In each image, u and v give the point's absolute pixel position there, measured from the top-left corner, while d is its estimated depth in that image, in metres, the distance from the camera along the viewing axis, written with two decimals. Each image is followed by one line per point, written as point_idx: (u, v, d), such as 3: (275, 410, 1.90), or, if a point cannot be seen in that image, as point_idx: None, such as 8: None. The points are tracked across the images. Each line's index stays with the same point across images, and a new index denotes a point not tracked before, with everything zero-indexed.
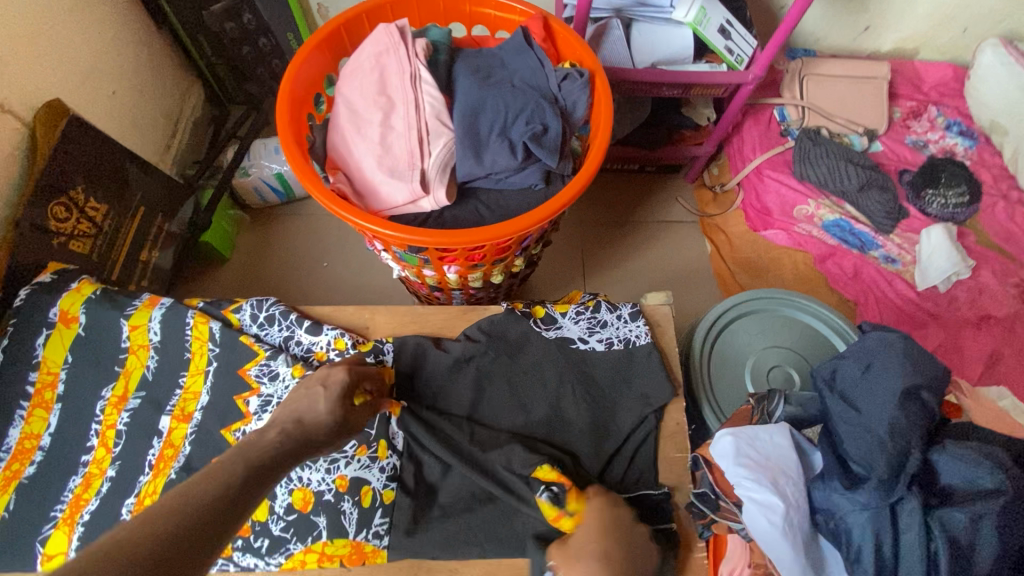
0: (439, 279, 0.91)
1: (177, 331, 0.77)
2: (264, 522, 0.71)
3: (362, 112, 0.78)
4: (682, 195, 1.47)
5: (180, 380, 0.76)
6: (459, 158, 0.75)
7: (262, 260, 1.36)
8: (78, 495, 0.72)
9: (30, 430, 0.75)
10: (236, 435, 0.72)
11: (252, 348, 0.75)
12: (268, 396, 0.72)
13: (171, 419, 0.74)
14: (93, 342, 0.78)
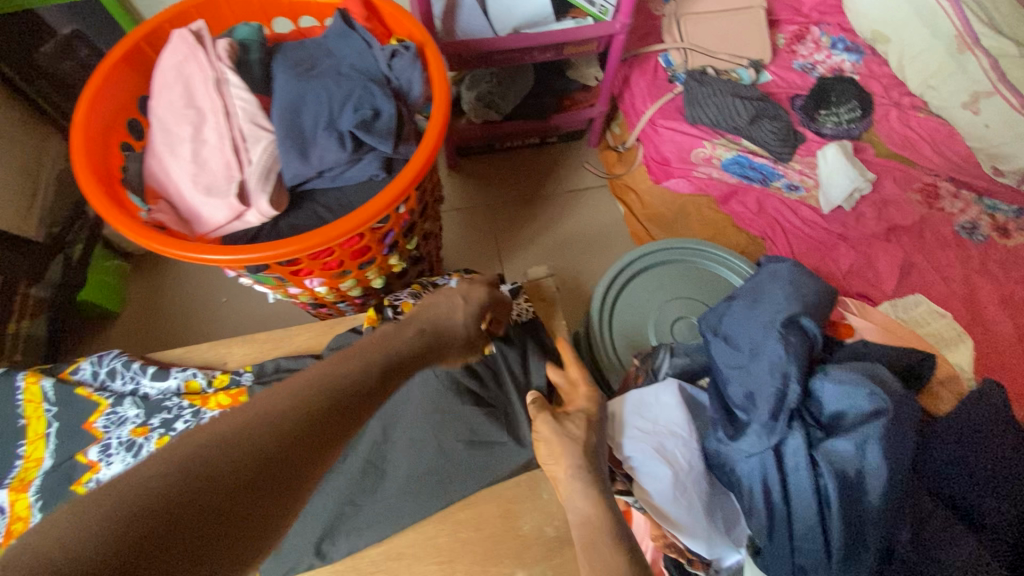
0: (313, 296, 0.84)
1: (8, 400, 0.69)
2: None
3: (172, 130, 0.71)
4: (588, 160, 1.43)
5: (20, 450, 0.68)
6: (283, 161, 0.68)
7: (156, 308, 1.27)
8: None
9: None
10: (88, 486, 0.64)
11: (92, 399, 0.68)
12: (118, 444, 0.66)
13: (9, 492, 0.65)
14: None
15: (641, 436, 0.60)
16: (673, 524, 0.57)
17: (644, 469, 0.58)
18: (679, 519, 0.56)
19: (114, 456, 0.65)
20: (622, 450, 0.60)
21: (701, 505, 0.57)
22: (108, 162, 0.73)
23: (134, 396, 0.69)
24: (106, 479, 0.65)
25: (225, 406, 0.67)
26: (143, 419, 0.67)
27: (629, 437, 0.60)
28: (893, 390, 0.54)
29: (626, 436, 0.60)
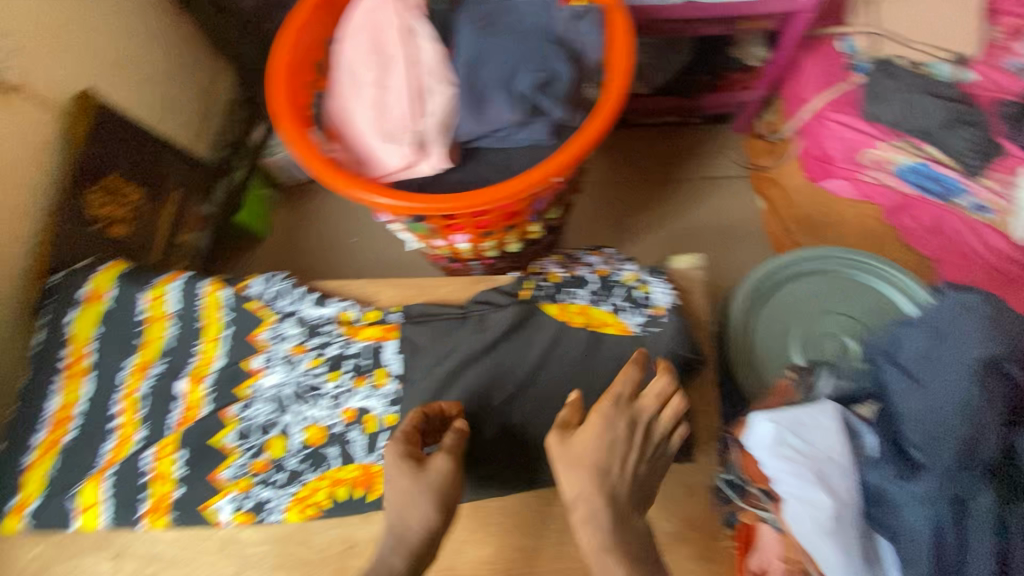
0: (451, 249, 0.86)
1: (189, 301, 0.76)
2: (281, 457, 0.68)
3: (359, 75, 0.74)
4: (730, 147, 1.36)
5: (193, 349, 0.75)
6: (459, 116, 0.69)
7: (295, 237, 1.38)
8: (112, 456, 0.70)
9: (65, 399, 0.73)
10: (251, 390, 0.71)
11: (261, 313, 0.75)
12: (280, 357, 0.72)
13: (185, 383, 0.73)
14: (117, 316, 0.77)
15: (796, 459, 0.55)
16: (823, 559, 0.53)
17: (796, 493, 0.54)
18: (828, 555, 0.52)
19: (275, 366, 0.72)
20: (768, 469, 0.56)
21: (854, 541, 0.53)
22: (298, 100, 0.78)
23: (294, 316, 0.75)
24: (266, 386, 0.71)
25: (375, 338, 0.72)
26: (302, 339, 0.73)
27: (779, 456, 0.55)
28: None
29: (775, 454, 0.56)
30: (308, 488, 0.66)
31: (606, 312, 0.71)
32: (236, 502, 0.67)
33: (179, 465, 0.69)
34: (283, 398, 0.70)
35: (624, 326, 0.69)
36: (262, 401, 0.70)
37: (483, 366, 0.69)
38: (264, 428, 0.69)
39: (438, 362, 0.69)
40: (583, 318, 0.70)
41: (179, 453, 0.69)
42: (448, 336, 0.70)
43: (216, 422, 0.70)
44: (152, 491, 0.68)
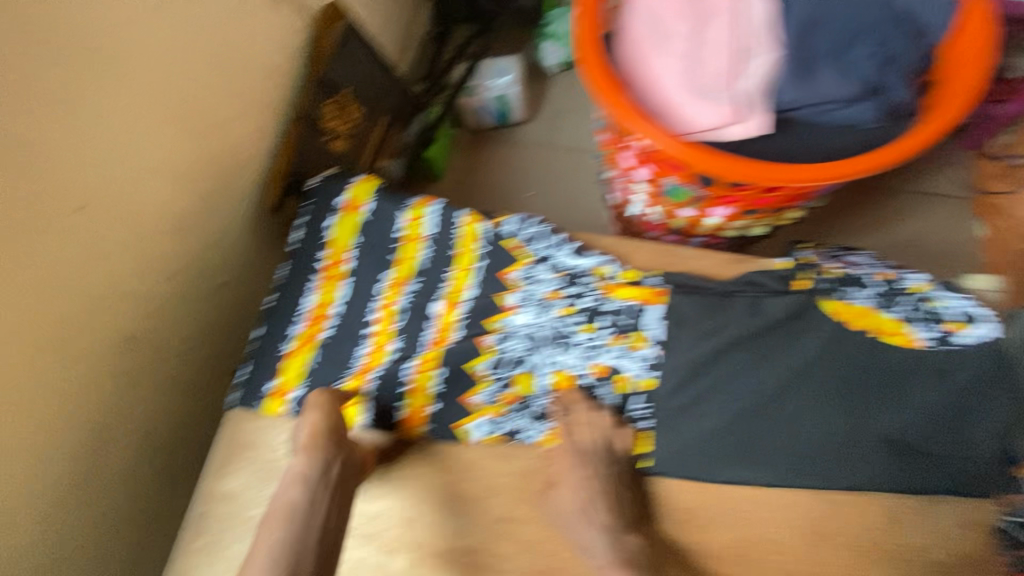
0: (693, 223, 0.83)
1: (445, 229, 0.78)
2: (530, 396, 0.70)
3: (669, 22, 0.70)
4: (954, 164, 1.24)
5: (444, 274, 0.77)
6: (783, 82, 0.65)
7: (472, 181, 1.39)
8: (370, 360, 0.74)
9: (324, 297, 0.77)
10: (502, 326, 0.73)
11: (516, 253, 0.76)
12: (534, 298, 0.73)
13: (439, 306, 0.75)
14: (375, 229, 0.80)
15: None
16: None
17: None
18: None
19: (530, 306, 0.73)
20: None
21: None
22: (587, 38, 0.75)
23: (550, 261, 0.75)
24: (516, 324, 0.73)
25: (638, 300, 0.71)
26: (559, 286, 0.73)
27: None
28: None
29: None
30: (561, 432, 0.68)
31: (890, 320, 0.65)
32: (492, 425, 0.69)
33: (436, 381, 0.71)
34: (538, 339, 0.72)
35: (909, 338, 0.64)
36: (517, 338, 0.72)
37: (755, 351, 0.66)
38: (516, 364, 0.71)
39: (706, 338, 0.67)
40: (866, 324, 0.65)
41: (438, 369, 0.72)
42: (718, 314, 0.68)
43: (471, 349, 0.72)
44: (408, 399, 0.71)
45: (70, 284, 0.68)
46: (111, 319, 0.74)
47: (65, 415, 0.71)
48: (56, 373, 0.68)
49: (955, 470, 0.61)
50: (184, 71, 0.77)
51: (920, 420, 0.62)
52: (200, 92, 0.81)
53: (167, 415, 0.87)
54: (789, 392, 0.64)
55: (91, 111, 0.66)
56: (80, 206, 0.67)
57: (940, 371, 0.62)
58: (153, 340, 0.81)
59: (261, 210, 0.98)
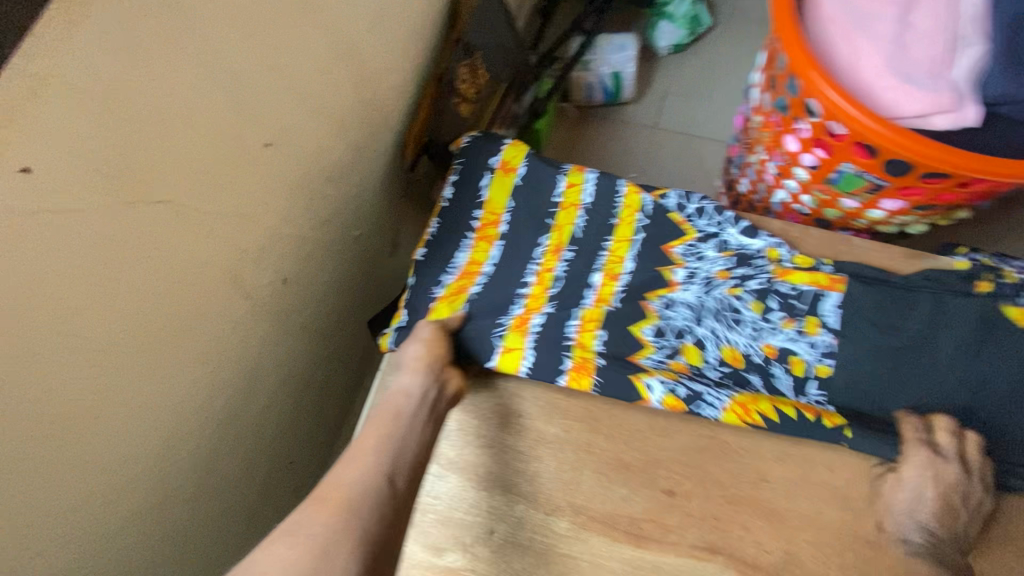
0: (853, 214, 0.80)
1: (607, 198, 0.81)
2: (699, 368, 0.71)
3: (870, 4, 0.68)
4: None
5: (605, 243, 0.79)
6: (997, 76, 0.63)
7: (574, 159, 1.38)
8: (523, 316, 0.74)
9: (476, 256, 0.80)
10: (664, 299, 0.75)
11: (682, 227, 0.79)
12: (700, 272, 0.76)
13: (601, 275, 0.77)
14: (529, 193, 0.82)
15: None
16: None
17: None
18: None
19: (695, 281, 0.75)
20: None
21: None
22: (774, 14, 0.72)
23: (717, 239, 0.77)
24: (679, 298, 0.75)
25: (817, 284, 0.72)
26: (726, 266, 0.76)
27: None
28: None
29: None
30: (742, 401, 0.68)
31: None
32: (669, 385, 0.68)
33: (599, 342, 0.72)
34: (705, 311, 0.73)
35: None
36: (682, 307, 0.74)
37: (927, 349, 0.68)
38: (684, 335, 0.72)
39: (884, 324, 0.69)
40: None
41: (600, 330, 0.72)
42: (898, 309, 0.70)
43: (640, 315, 0.74)
44: (576, 354, 0.70)
45: (254, 219, 0.69)
46: (277, 259, 0.75)
47: (232, 347, 0.72)
48: (227, 307, 0.69)
49: None
50: (360, 17, 0.76)
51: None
52: (369, 39, 0.80)
53: (306, 359, 0.88)
54: (965, 381, 0.67)
55: (289, 46, 0.65)
56: (269, 142, 0.67)
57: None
58: (300, 286, 0.82)
59: (395, 167, 0.98)
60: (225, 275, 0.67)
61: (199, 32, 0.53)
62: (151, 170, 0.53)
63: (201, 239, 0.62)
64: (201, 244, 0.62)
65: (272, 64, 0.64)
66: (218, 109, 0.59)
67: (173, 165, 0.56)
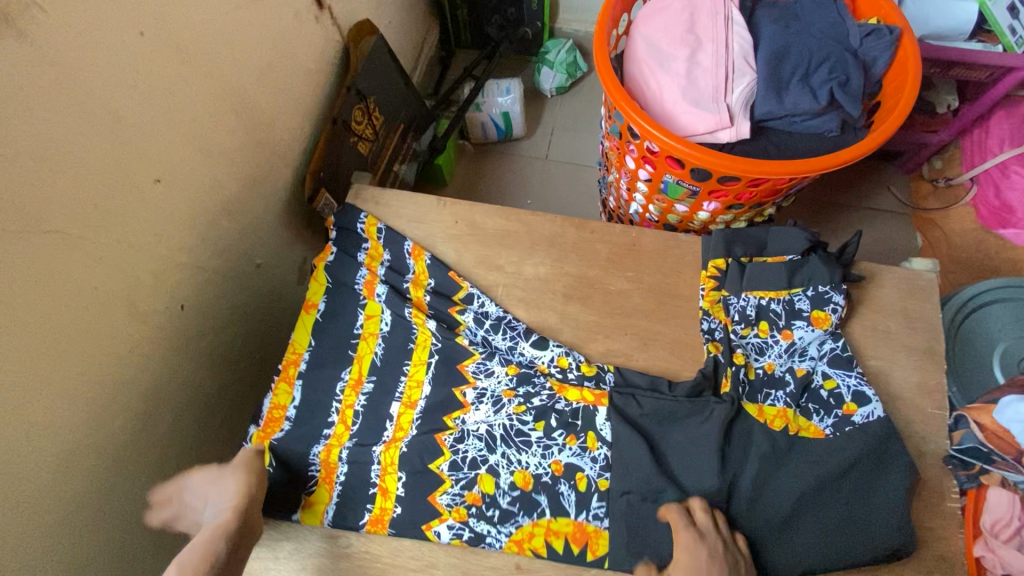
0: (686, 217, 0.97)
1: (402, 329, 0.85)
2: (491, 494, 0.74)
3: (667, 48, 0.85)
4: (894, 185, 1.45)
5: (404, 368, 0.83)
6: (762, 97, 0.80)
7: (475, 190, 1.51)
8: (341, 424, 0.80)
9: (295, 347, 0.85)
10: (457, 422, 0.78)
11: (468, 348, 0.82)
12: (484, 389, 0.80)
13: (399, 406, 0.80)
14: (339, 294, 0.87)
15: None
16: None
17: None
18: None
19: (485, 404, 0.79)
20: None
21: None
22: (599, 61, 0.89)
23: (510, 352, 0.82)
24: (472, 421, 0.78)
25: (587, 401, 0.77)
26: (511, 384, 0.80)
27: None
28: None
29: None
30: (525, 529, 0.72)
31: (798, 414, 0.74)
32: (455, 528, 0.72)
33: (399, 484, 0.75)
34: (493, 439, 0.76)
35: (817, 429, 0.73)
36: (473, 438, 0.77)
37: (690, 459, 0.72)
38: (474, 464, 0.75)
39: (650, 444, 0.73)
40: (782, 421, 0.74)
41: (399, 473, 0.76)
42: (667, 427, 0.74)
43: (432, 448, 0.77)
44: (376, 501, 0.74)
45: (147, 248, 0.75)
46: (174, 286, 0.81)
47: (130, 370, 0.77)
48: (119, 332, 0.74)
49: (898, 514, 0.67)
50: (245, 67, 0.86)
51: (832, 488, 0.69)
52: (257, 88, 0.90)
53: (213, 382, 0.93)
54: (727, 484, 0.70)
55: (176, 92, 0.74)
56: (158, 178, 0.74)
57: (851, 453, 0.70)
58: (200, 313, 0.87)
59: (294, 202, 1.06)
60: (120, 300, 0.73)
61: (82, 84, 0.61)
62: (35, 201, 0.59)
63: (94, 266, 0.68)
64: (87, 271, 0.67)
65: (160, 110, 0.72)
66: (103, 147, 0.65)
67: (58, 197, 0.61)
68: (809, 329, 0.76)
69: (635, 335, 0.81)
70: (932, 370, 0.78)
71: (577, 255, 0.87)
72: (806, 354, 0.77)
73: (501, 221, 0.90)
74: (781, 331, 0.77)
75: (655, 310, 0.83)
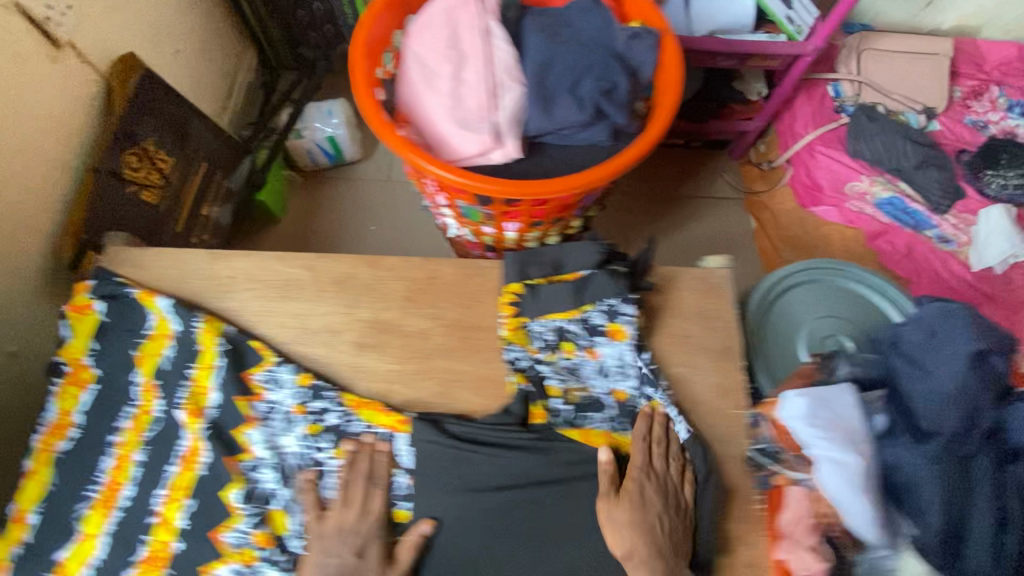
0: (498, 238, 0.92)
1: (178, 368, 0.71)
2: (282, 536, 0.65)
3: (434, 66, 0.79)
4: (727, 171, 1.49)
5: (188, 372, 0.71)
6: (529, 113, 0.76)
7: (311, 222, 1.40)
8: (113, 479, 0.69)
9: (64, 406, 0.72)
10: (248, 438, 0.68)
11: (261, 352, 0.71)
12: (275, 402, 0.69)
13: (185, 415, 0.70)
14: (107, 344, 0.73)
15: (825, 427, 0.62)
16: (851, 513, 0.58)
17: (828, 454, 0.60)
18: (859, 510, 0.58)
19: (274, 422, 0.68)
20: (802, 436, 0.63)
21: (879, 503, 0.59)
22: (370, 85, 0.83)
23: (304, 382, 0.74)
24: (260, 439, 0.67)
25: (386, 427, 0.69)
26: (303, 396, 0.69)
27: (812, 424, 0.62)
28: None
29: (808, 423, 0.62)
30: None
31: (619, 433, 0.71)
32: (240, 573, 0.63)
33: (183, 514, 0.65)
34: (288, 468, 0.67)
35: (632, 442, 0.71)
36: (267, 467, 0.67)
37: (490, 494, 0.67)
38: (266, 498, 0.66)
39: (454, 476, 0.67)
40: (602, 439, 0.70)
41: (186, 500, 0.66)
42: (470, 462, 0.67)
43: (222, 476, 0.66)
44: (151, 541, 0.65)
45: None
46: None
47: None
48: None
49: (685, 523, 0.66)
50: None
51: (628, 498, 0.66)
52: None
53: None
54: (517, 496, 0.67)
55: None
56: None
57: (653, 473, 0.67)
58: None
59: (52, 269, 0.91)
60: None
61: None
62: None
63: None
64: None
65: None
66: None
67: None
68: (609, 344, 0.72)
69: (434, 380, 0.73)
70: (729, 368, 0.76)
71: (370, 297, 0.78)
72: (611, 371, 0.73)
73: (280, 268, 0.80)
74: (586, 349, 0.73)
75: (457, 349, 0.75)
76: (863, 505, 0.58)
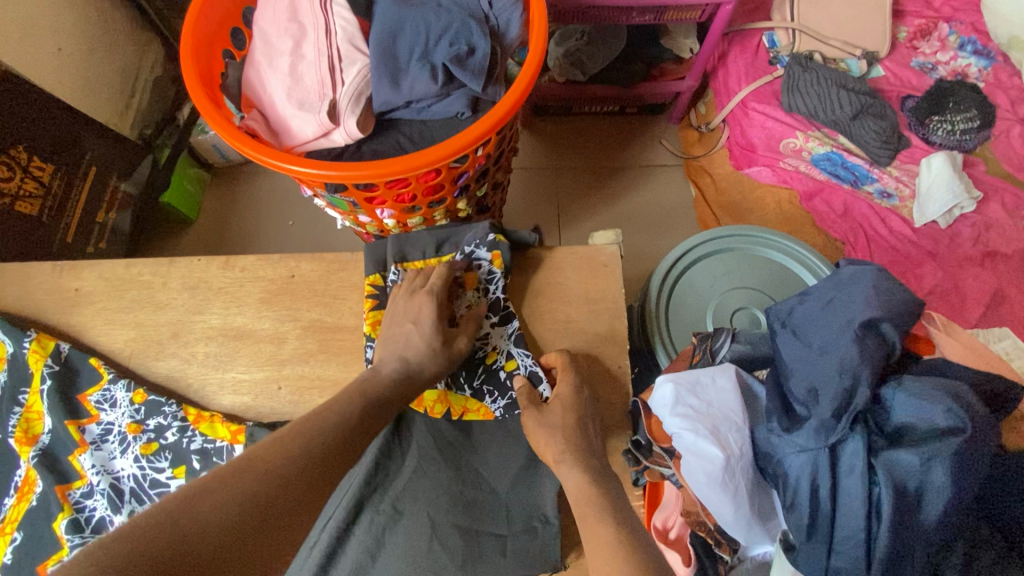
0: (379, 227, 0.85)
1: (10, 394, 0.69)
2: None
3: (274, 42, 0.72)
4: (666, 137, 1.35)
5: (21, 398, 0.69)
6: (375, 86, 0.69)
7: (229, 219, 1.34)
8: None
9: None
10: (83, 463, 0.66)
11: (97, 371, 0.69)
12: (108, 424, 0.67)
13: (15, 442, 0.67)
14: None
15: (693, 414, 0.59)
16: (716, 506, 0.56)
17: (690, 445, 0.57)
18: (721, 502, 0.55)
19: (108, 445, 0.67)
20: (669, 424, 0.60)
21: (747, 492, 0.56)
22: (211, 69, 0.75)
23: None
24: (91, 464, 0.65)
25: (223, 441, 0.65)
26: (137, 415, 0.67)
27: (679, 413, 0.59)
28: (974, 410, 0.49)
29: (675, 411, 0.59)
30: None
31: (468, 396, 0.67)
32: None
33: (10, 549, 0.63)
34: (122, 492, 0.65)
35: (487, 410, 0.66)
36: (97, 494, 0.64)
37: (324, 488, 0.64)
38: (98, 525, 0.64)
39: None
40: (443, 407, 0.66)
41: (14, 533, 0.64)
42: None
43: (51, 505, 0.64)
44: None
45: None
46: None
47: None
48: None
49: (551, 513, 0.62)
50: None
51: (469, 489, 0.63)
52: None
53: None
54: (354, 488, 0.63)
55: None
56: None
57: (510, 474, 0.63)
58: None
59: None
60: None
61: None
62: None
63: None
64: None
65: None
66: None
67: None
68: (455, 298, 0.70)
69: (290, 387, 0.68)
70: (611, 353, 0.70)
71: (223, 301, 0.72)
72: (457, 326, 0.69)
73: (127, 275, 0.73)
74: None
75: (315, 353, 0.70)
76: (725, 495, 0.55)
